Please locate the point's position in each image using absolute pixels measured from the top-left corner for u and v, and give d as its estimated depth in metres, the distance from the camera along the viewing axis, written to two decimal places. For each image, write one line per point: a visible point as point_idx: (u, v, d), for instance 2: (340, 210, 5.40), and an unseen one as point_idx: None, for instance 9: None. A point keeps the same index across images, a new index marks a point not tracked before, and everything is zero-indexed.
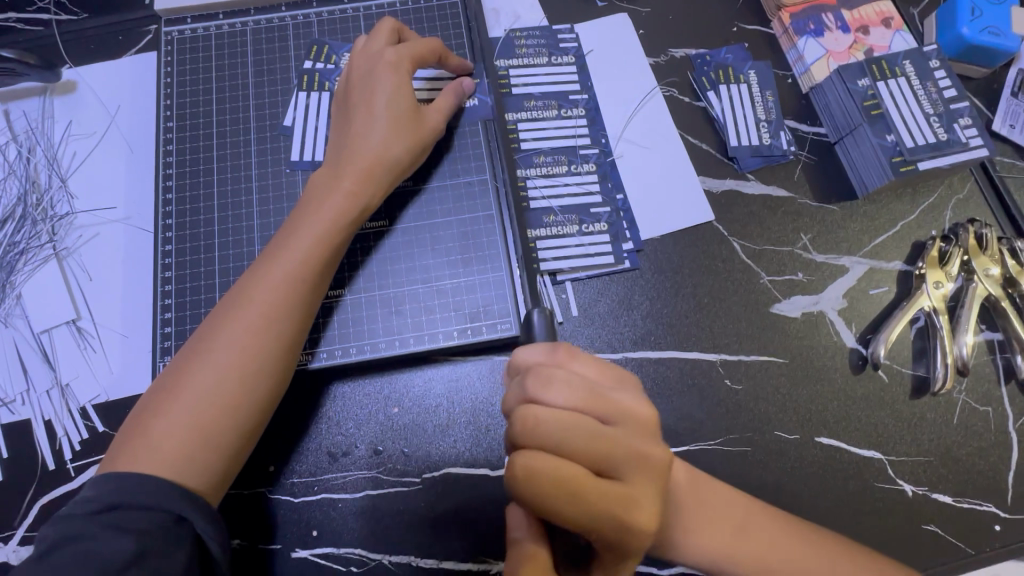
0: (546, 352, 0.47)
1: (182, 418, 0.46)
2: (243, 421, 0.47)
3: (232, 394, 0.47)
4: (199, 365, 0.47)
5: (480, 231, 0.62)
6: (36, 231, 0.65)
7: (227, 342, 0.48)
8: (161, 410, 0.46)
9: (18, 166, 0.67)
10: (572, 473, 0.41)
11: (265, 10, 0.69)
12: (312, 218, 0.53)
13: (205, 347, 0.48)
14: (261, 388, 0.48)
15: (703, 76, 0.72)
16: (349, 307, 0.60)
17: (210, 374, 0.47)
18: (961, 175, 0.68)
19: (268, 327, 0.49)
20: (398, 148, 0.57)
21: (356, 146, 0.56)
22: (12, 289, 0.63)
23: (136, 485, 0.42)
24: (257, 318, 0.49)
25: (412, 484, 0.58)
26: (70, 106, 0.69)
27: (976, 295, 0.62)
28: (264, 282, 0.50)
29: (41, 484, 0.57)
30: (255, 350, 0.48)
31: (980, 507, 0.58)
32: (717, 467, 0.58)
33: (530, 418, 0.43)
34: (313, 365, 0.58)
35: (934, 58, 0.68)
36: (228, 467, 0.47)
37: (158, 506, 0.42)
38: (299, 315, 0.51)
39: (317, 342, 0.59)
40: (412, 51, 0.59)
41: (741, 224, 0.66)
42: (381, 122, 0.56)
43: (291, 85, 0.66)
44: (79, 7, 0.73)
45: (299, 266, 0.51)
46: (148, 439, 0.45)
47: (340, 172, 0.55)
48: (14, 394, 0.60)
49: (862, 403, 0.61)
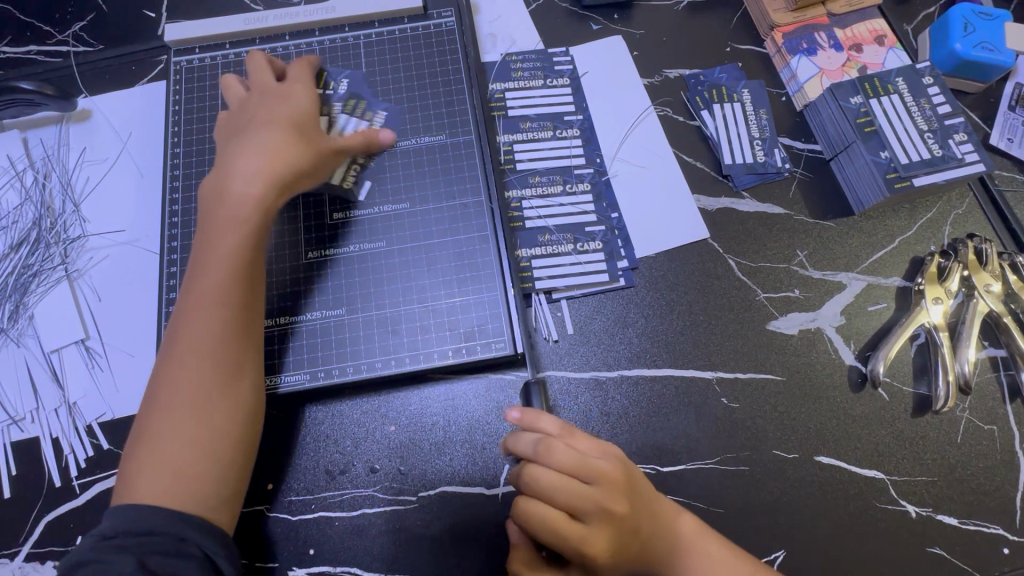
0: (557, 424, 0.50)
1: (174, 451, 0.47)
2: (235, 437, 0.49)
3: (211, 417, 0.48)
4: (168, 402, 0.48)
5: (475, 252, 0.63)
6: (49, 253, 0.67)
7: (182, 382, 0.48)
8: (139, 459, 0.46)
9: (34, 191, 0.70)
10: (554, 521, 0.46)
11: (270, 39, 0.71)
12: (224, 235, 0.53)
13: (166, 386, 0.49)
14: (237, 405, 0.50)
15: (696, 95, 0.72)
16: (328, 330, 0.61)
17: (179, 408, 0.48)
18: (959, 191, 0.68)
19: (209, 357, 0.49)
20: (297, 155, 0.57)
21: (251, 156, 0.56)
22: (26, 310, 0.65)
23: (139, 516, 0.44)
24: (206, 346, 0.50)
25: (408, 503, 0.58)
26: (84, 134, 0.72)
27: (977, 311, 0.62)
28: (200, 311, 0.51)
29: (47, 500, 0.58)
30: (217, 375, 0.49)
31: (986, 529, 0.57)
32: (715, 487, 0.58)
33: (529, 476, 0.47)
34: (283, 389, 0.59)
35: (927, 74, 0.68)
36: (238, 481, 0.49)
37: (160, 531, 0.44)
38: (245, 331, 0.52)
39: (298, 361, 0.60)
40: (291, 87, 0.62)
41: (737, 241, 0.67)
42: (275, 132, 0.57)
43: None
44: (96, 40, 0.76)
45: (226, 284, 0.52)
46: (147, 476, 0.46)
47: (233, 184, 0.55)
48: (24, 411, 0.62)
49: (862, 421, 0.60)
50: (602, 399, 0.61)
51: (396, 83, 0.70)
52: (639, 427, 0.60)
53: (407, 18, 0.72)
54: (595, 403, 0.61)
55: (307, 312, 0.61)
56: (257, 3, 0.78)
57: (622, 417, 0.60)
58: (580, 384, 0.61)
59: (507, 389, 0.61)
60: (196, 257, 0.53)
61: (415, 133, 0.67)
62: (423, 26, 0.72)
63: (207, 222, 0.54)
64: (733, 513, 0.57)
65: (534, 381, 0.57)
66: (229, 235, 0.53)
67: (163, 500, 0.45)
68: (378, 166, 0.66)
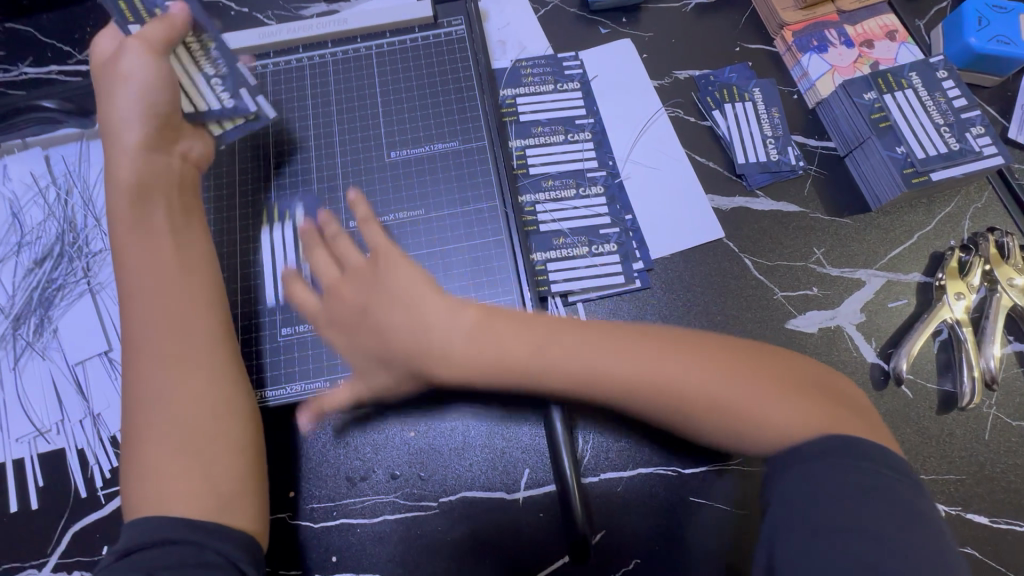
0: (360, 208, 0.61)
1: (185, 459, 0.47)
2: (218, 432, 0.49)
3: (185, 414, 0.48)
4: (142, 408, 0.49)
5: (491, 256, 0.63)
6: (72, 268, 0.69)
7: (155, 386, 0.49)
8: (152, 473, 0.47)
9: (57, 207, 0.71)
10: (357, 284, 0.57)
11: (283, 52, 0.72)
12: (150, 233, 0.55)
13: (131, 394, 0.49)
14: (203, 394, 0.50)
15: (708, 95, 0.73)
16: None
17: (150, 412, 0.48)
18: (978, 184, 0.67)
19: (162, 352, 0.50)
20: (152, 129, 0.58)
21: (139, 141, 0.57)
22: (50, 323, 0.66)
23: (163, 524, 0.44)
24: (150, 344, 0.50)
25: (430, 508, 0.58)
26: (104, 149, 0.74)
27: (1001, 305, 0.61)
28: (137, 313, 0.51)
29: (75, 511, 0.59)
30: (169, 372, 0.49)
31: (1019, 528, 0.56)
32: (738, 488, 0.57)
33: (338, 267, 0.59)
34: (270, 402, 0.59)
35: (942, 68, 0.67)
36: (241, 482, 0.49)
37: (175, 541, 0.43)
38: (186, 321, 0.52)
39: (312, 371, 0.60)
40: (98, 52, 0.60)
41: (753, 240, 0.66)
42: (137, 99, 0.57)
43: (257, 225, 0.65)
44: None
45: (161, 279, 0.53)
46: (149, 486, 0.46)
47: (127, 181, 0.56)
48: (50, 423, 0.63)
49: (886, 419, 0.59)
50: None
51: (410, 92, 0.70)
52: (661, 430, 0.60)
53: (418, 28, 0.73)
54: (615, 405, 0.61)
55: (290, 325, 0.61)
56: (270, 17, 0.79)
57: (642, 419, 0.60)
58: None
59: None
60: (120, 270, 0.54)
61: (429, 141, 0.68)
62: (435, 35, 0.73)
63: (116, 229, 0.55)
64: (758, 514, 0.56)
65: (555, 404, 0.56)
66: (153, 232, 0.55)
67: (166, 507, 0.45)
68: (393, 175, 0.67)
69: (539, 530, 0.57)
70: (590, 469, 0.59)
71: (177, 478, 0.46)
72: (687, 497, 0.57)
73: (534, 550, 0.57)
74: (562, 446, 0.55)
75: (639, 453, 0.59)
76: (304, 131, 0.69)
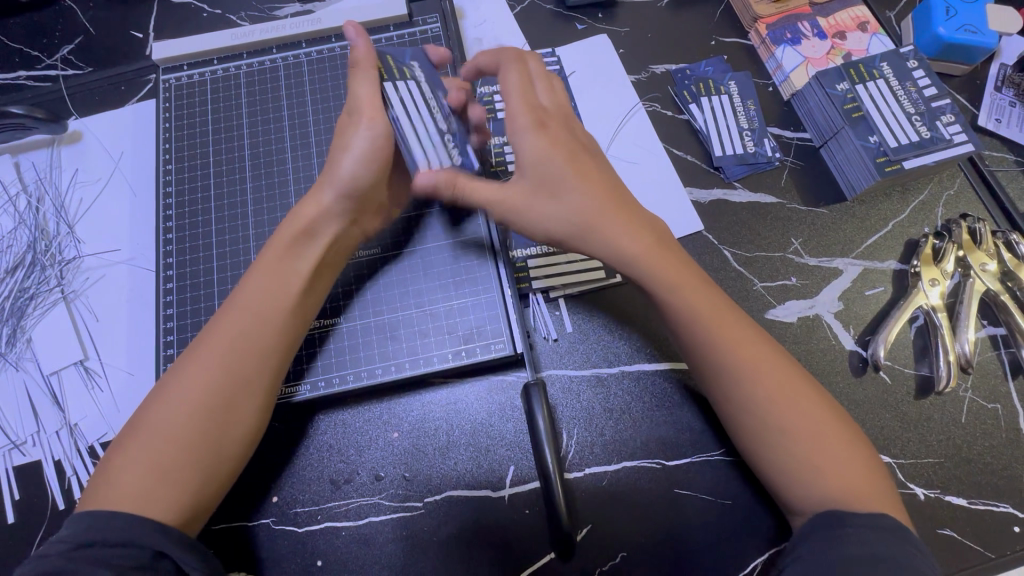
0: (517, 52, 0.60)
1: (160, 453, 0.47)
2: (215, 454, 0.48)
3: (212, 423, 0.48)
4: (174, 396, 0.49)
5: (471, 255, 0.63)
6: (45, 276, 0.67)
7: (195, 391, 0.49)
8: (125, 449, 0.47)
9: (28, 215, 0.70)
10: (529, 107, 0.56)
11: (257, 53, 0.71)
12: (271, 256, 0.55)
13: (178, 380, 0.50)
14: (238, 418, 0.50)
15: (684, 89, 0.73)
16: (345, 333, 0.61)
17: (180, 405, 0.48)
18: (949, 172, 0.68)
19: (237, 381, 0.50)
20: (356, 197, 0.57)
21: (336, 183, 0.56)
22: (24, 333, 0.65)
23: (121, 523, 0.43)
24: (229, 348, 0.51)
25: (415, 508, 0.58)
26: (76, 156, 0.72)
27: (974, 290, 0.62)
28: (231, 318, 0.52)
29: (51, 524, 0.58)
30: (227, 401, 0.49)
31: (996, 508, 0.57)
32: (722, 479, 0.57)
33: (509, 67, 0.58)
34: (299, 397, 0.59)
35: (911, 58, 0.68)
36: (206, 497, 0.48)
37: (138, 543, 0.43)
38: (268, 349, 0.52)
39: (304, 372, 0.60)
40: (364, 108, 0.55)
41: (731, 232, 0.67)
42: (358, 167, 0.56)
43: (309, 373, 0.59)
44: (85, 62, 0.77)
45: (268, 309, 0.53)
46: (137, 479, 0.45)
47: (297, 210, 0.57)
48: (26, 435, 0.61)
49: (865, 406, 0.60)
50: (604, 395, 0.61)
51: None
52: (644, 423, 0.60)
53: (393, 26, 0.72)
54: (598, 400, 0.61)
55: (341, 320, 0.61)
56: (243, 19, 0.78)
57: (625, 412, 0.60)
58: (582, 382, 0.61)
59: (509, 390, 0.61)
60: (255, 275, 0.55)
61: None
62: (409, 33, 0.72)
63: (274, 237, 0.56)
64: (742, 503, 0.57)
65: (534, 386, 0.56)
66: (287, 257, 0.55)
67: (152, 509, 0.45)
68: None
69: (525, 526, 0.57)
70: (575, 465, 0.59)
71: (146, 470, 0.46)
72: (671, 488, 0.58)
73: (521, 547, 0.56)
74: (545, 436, 0.54)
75: (623, 447, 0.59)
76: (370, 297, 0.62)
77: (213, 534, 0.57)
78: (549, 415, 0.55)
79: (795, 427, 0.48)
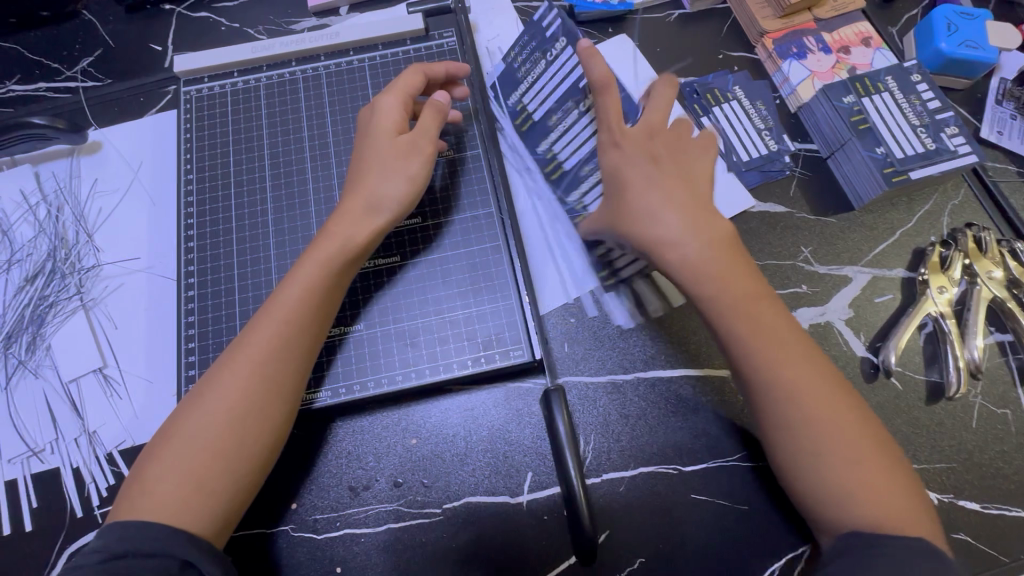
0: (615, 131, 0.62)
1: (188, 458, 0.48)
2: (240, 464, 0.49)
3: (241, 429, 0.49)
4: (206, 404, 0.50)
5: (488, 262, 0.64)
6: (64, 284, 0.68)
7: (222, 400, 0.50)
8: (156, 453, 0.49)
9: (48, 225, 0.71)
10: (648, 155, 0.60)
11: (276, 66, 0.73)
12: (305, 263, 0.55)
13: (208, 389, 0.51)
14: (266, 426, 0.50)
15: (694, 101, 0.74)
16: (371, 340, 0.61)
17: (213, 412, 0.49)
18: (954, 182, 0.70)
19: (267, 393, 0.51)
20: (383, 211, 0.58)
21: (385, 206, 0.58)
22: (43, 341, 0.66)
23: (147, 535, 0.44)
24: (261, 354, 0.51)
25: (434, 515, 0.58)
26: (95, 165, 0.73)
27: (982, 298, 0.63)
28: (266, 325, 0.53)
29: (69, 532, 0.58)
30: (251, 413, 0.50)
31: (1009, 513, 0.57)
32: (738, 485, 0.58)
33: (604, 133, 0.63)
34: (319, 404, 0.60)
35: (914, 73, 0.70)
36: (233, 505, 0.49)
37: (166, 552, 0.44)
38: (295, 355, 0.53)
39: (322, 379, 0.60)
40: (422, 126, 0.61)
41: (742, 240, 0.68)
42: (391, 185, 0.58)
43: (336, 379, 0.60)
44: (105, 74, 0.78)
45: (300, 321, 0.53)
46: (171, 488, 0.47)
47: (343, 233, 0.57)
48: (44, 442, 0.62)
49: (877, 411, 0.61)
50: (620, 401, 0.62)
51: None
52: (659, 429, 0.61)
53: (410, 40, 0.74)
54: (614, 406, 0.62)
55: (364, 322, 0.62)
56: (261, 33, 0.80)
57: (641, 418, 0.61)
58: (598, 388, 0.62)
59: (526, 397, 0.62)
60: (288, 285, 0.54)
61: None
62: (426, 47, 0.74)
63: (325, 237, 0.57)
64: (758, 509, 0.57)
65: (554, 390, 0.57)
66: (315, 269, 0.55)
67: (184, 517, 0.46)
68: None
69: (543, 533, 0.57)
70: (593, 470, 0.59)
71: (174, 474, 0.47)
72: (687, 494, 0.58)
73: (538, 553, 0.57)
74: (566, 447, 0.54)
75: (639, 453, 0.60)
76: (397, 307, 0.63)
77: (234, 541, 0.57)
78: (570, 419, 0.55)
79: (777, 417, 0.50)
